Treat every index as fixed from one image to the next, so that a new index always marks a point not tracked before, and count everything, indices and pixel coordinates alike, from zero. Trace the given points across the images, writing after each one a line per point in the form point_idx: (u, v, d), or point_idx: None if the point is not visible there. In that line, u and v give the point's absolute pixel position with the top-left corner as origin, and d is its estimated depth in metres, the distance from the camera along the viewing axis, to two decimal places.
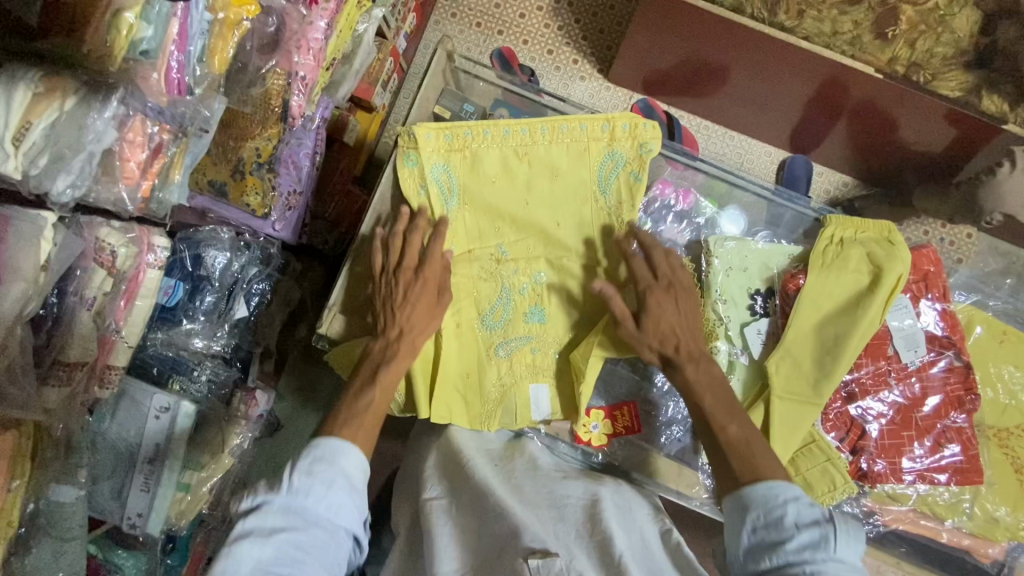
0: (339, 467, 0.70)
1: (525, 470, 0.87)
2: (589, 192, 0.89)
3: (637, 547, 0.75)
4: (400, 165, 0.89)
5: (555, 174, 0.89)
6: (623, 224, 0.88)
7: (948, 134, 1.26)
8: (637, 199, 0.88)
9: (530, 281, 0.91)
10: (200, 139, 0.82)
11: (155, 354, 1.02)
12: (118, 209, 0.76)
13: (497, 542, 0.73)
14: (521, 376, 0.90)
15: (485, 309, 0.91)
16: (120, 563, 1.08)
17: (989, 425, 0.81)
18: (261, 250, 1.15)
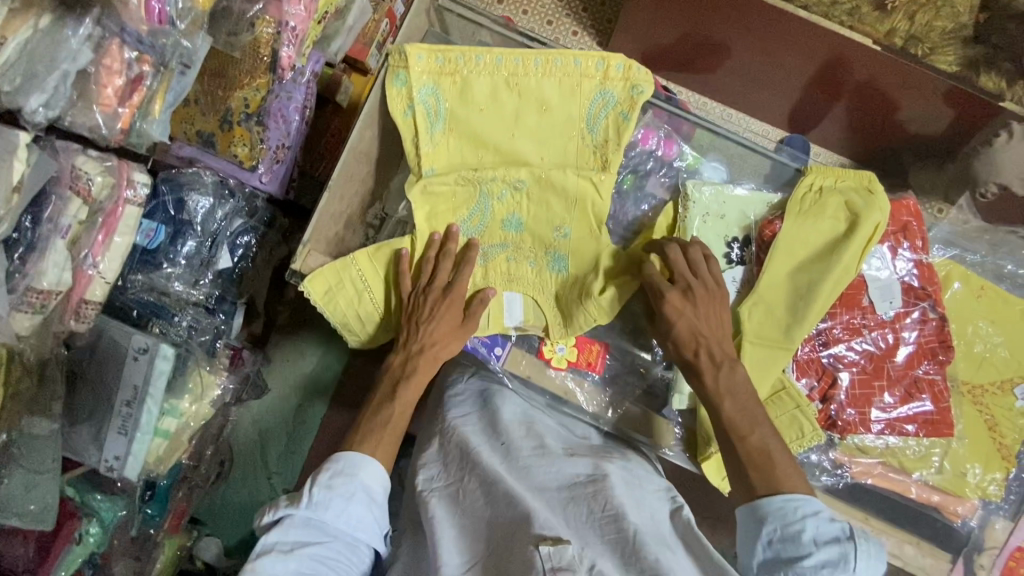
0: (358, 481, 0.77)
1: (531, 449, 0.89)
2: (577, 131, 0.86)
3: (647, 523, 0.78)
4: (389, 85, 0.86)
5: (544, 108, 0.85)
6: (609, 162, 0.86)
7: (949, 113, 1.23)
8: (625, 139, 0.85)
9: (511, 189, 0.88)
10: (183, 76, 0.81)
11: (136, 296, 1.02)
12: (95, 137, 0.76)
13: (509, 529, 0.77)
14: (495, 282, 0.89)
15: (462, 215, 0.89)
16: (96, 506, 1.11)
17: (963, 381, 0.82)
18: (247, 202, 1.15)
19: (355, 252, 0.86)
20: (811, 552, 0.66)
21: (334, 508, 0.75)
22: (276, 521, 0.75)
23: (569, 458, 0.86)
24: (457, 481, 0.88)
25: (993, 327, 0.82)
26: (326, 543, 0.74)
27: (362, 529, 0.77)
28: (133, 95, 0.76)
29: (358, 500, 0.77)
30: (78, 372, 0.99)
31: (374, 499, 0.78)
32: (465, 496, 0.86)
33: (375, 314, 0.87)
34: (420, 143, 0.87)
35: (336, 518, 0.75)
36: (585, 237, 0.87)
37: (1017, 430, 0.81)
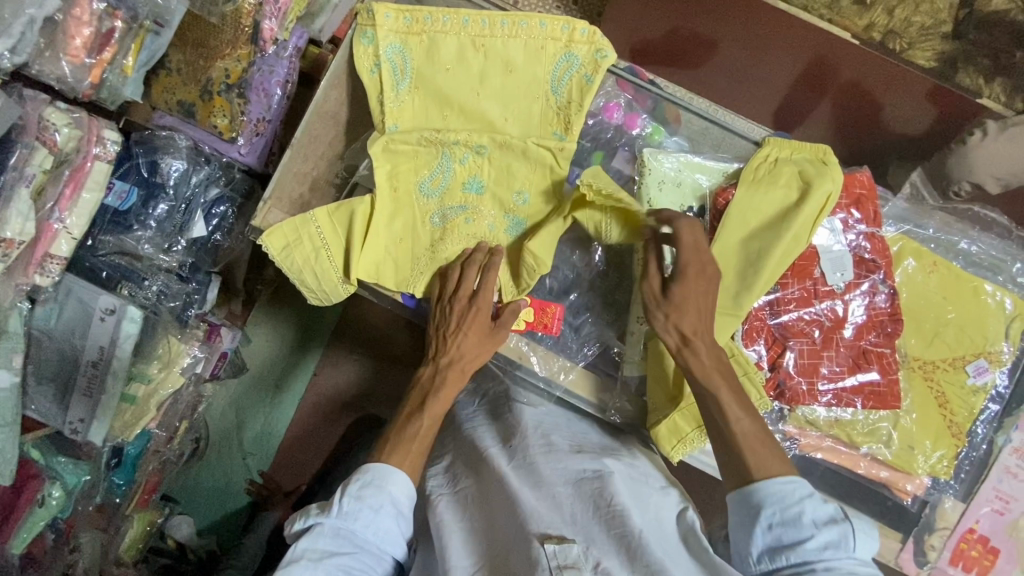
0: (387, 494, 0.75)
1: (539, 448, 0.88)
2: (541, 91, 0.89)
3: (652, 524, 0.74)
4: (355, 43, 0.89)
5: (509, 68, 0.88)
6: (571, 122, 0.89)
7: (931, 111, 1.21)
8: (587, 100, 0.88)
9: (471, 153, 0.91)
10: (157, 36, 0.83)
11: (106, 259, 1.03)
12: (63, 87, 0.77)
13: (512, 529, 0.74)
14: (452, 243, 0.90)
15: (423, 174, 0.91)
16: (60, 470, 1.10)
17: (913, 356, 0.85)
18: (223, 171, 1.15)
19: (313, 210, 0.86)
20: (813, 534, 0.65)
21: (365, 517, 0.74)
22: (305, 529, 0.74)
23: (576, 456, 0.85)
24: (466, 487, 0.88)
25: (947, 304, 0.85)
26: (354, 557, 0.72)
27: (391, 544, 0.75)
28: (103, 49, 0.78)
29: (387, 513, 0.75)
30: (42, 331, 0.99)
31: (404, 511, 0.76)
32: (473, 500, 0.84)
33: (331, 272, 0.87)
34: (385, 99, 0.89)
35: (365, 529, 0.73)
36: (541, 204, 0.91)
37: (967, 408, 0.84)
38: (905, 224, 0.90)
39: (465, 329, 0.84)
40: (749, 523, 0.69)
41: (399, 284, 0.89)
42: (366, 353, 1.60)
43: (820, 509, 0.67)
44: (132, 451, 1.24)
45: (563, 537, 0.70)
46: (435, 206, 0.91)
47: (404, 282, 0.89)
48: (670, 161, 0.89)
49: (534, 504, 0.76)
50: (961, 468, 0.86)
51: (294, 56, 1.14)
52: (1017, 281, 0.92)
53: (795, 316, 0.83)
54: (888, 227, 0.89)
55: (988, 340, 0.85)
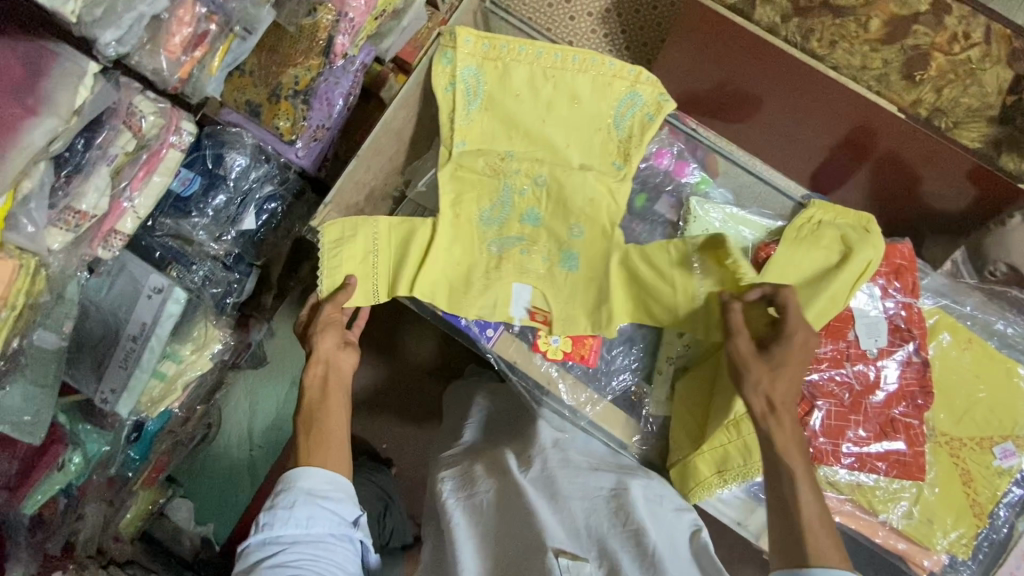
0: (299, 489, 0.76)
1: (556, 459, 0.90)
2: (603, 124, 0.96)
3: (667, 542, 0.77)
4: (436, 62, 0.93)
5: (576, 99, 0.94)
6: (630, 157, 0.96)
7: (973, 193, 1.22)
8: (648, 137, 0.94)
9: (531, 184, 0.96)
10: (243, 41, 0.89)
11: (161, 240, 1.10)
12: (156, 80, 0.83)
13: (524, 545, 0.77)
14: (506, 273, 0.95)
15: (484, 204, 0.97)
16: (83, 437, 1.14)
17: (941, 432, 0.85)
18: (280, 170, 1.20)
19: (377, 218, 0.93)
20: None
21: (284, 515, 0.74)
22: (244, 551, 0.75)
23: (595, 473, 0.86)
24: (481, 491, 0.89)
25: (979, 382, 0.85)
26: (288, 552, 0.72)
27: (327, 529, 0.75)
28: (196, 48, 0.84)
29: (301, 505, 0.74)
30: (94, 301, 1.03)
31: (321, 499, 0.76)
32: (486, 504, 0.87)
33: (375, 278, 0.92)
34: (456, 118, 0.95)
35: (288, 532, 0.73)
36: (597, 240, 0.94)
37: (993, 489, 0.84)
38: (943, 299, 0.91)
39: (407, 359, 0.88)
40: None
41: (451, 306, 0.93)
42: None
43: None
44: (150, 429, 1.27)
45: (577, 555, 0.75)
46: (494, 234, 0.96)
47: (456, 305, 0.93)
48: (717, 213, 0.93)
49: (548, 519, 0.78)
50: (979, 548, 0.85)
51: (359, 71, 1.20)
52: None
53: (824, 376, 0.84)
54: (927, 300, 0.91)
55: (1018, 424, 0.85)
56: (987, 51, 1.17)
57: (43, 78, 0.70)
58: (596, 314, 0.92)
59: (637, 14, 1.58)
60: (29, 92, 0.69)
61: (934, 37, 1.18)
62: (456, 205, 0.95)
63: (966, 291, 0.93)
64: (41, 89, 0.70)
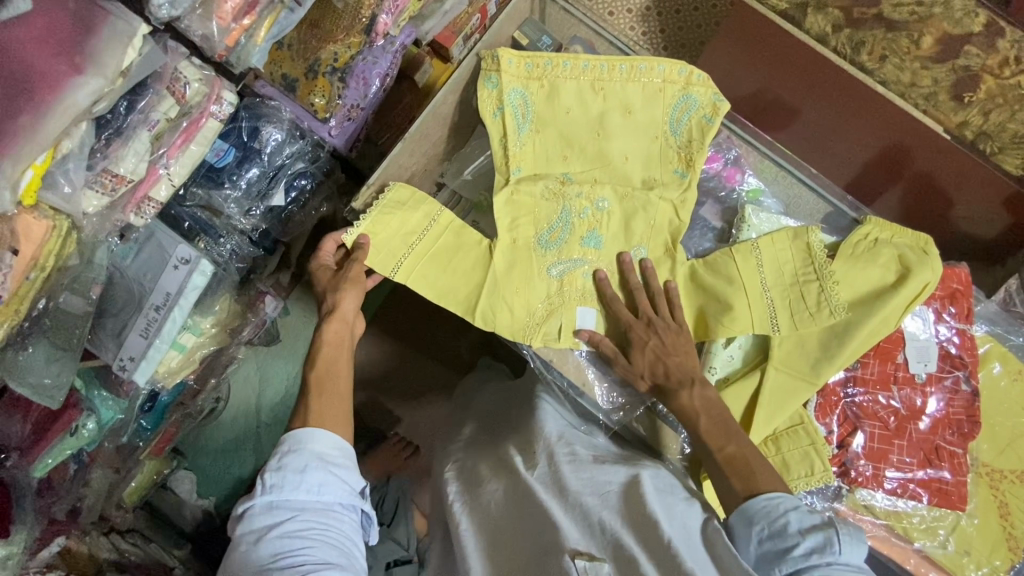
0: (309, 452, 0.70)
1: (563, 456, 0.87)
2: (660, 132, 0.90)
3: (681, 532, 0.71)
4: (480, 87, 0.89)
5: (628, 111, 0.90)
6: (690, 163, 0.90)
7: (1006, 219, 1.21)
8: (708, 140, 0.90)
9: (593, 206, 0.91)
10: (291, 13, 0.87)
11: (190, 211, 1.07)
12: (204, 46, 0.80)
13: (540, 546, 0.76)
14: (569, 297, 0.89)
15: (542, 228, 0.90)
16: (98, 403, 1.12)
17: (983, 462, 0.85)
18: (312, 148, 1.17)
19: (440, 209, 0.89)
20: (800, 541, 0.65)
21: (291, 480, 0.68)
22: (242, 515, 0.69)
23: (602, 466, 0.83)
24: (487, 491, 0.89)
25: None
26: (293, 523, 0.66)
27: (338, 496, 0.69)
28: (245, 16, 0.81)
29: (313, 469, 0.69)
30: (119, 267, 1.02)
31: (332, 465, 0.70)
32: (494, 504, 0.87)
33: (413, 271, 0.88)
34: (508, 145, 0.89)
35: (294, 500, 0.67)
36: (660, 257, 0.89)
37: None
38: (997, 326, 0.91)
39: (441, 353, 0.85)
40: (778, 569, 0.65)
41: (515, 334, 0.88)
42: None
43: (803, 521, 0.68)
44: (165, 399, 1.26)
45: (594, 556, 0.73)
46: (553, 258, 0.90)
47: (521, 334, 0.88)
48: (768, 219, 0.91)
49: (562, 520, 0.77)
50: None
51: (398, 52, 1.18)
52: None
53: (875, 398, 0.84)
54: (981, 328, 0.91)
55: None
56: None
57: (93, 35, 0.68)
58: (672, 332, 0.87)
59: (679, 15, 1.55)
60: (77, 48, 0.67)
61: (985, 59, 1.10)
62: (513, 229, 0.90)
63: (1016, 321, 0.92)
64: (90, 46, 0.68)
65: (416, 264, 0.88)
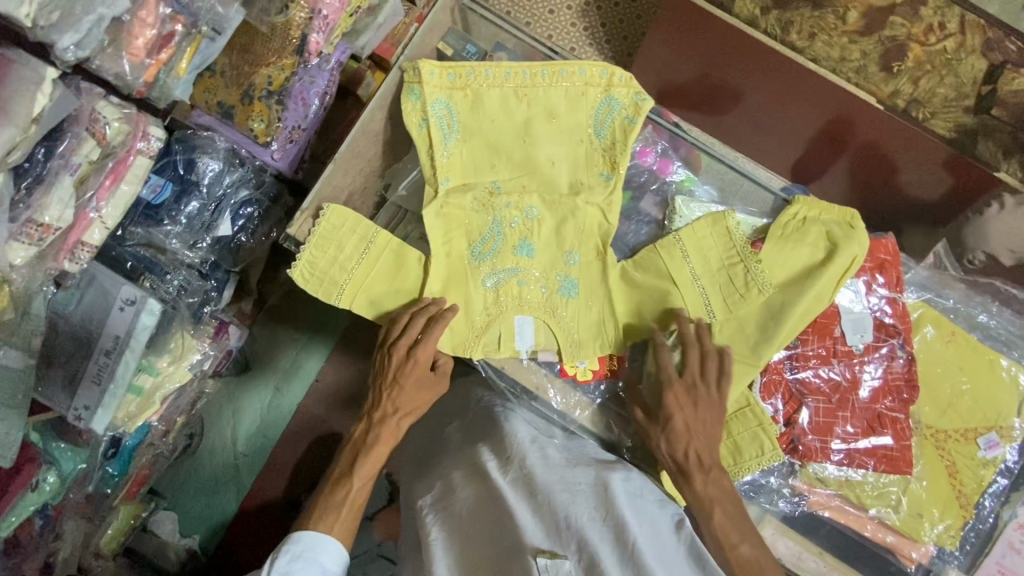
0: (319, 564, 0.75)
1: (536, 459, 0.85)
2: (584, 135, 0.90)
3: (650, 534, 0.73)
4: (403, 100, 0.90)
5: (551, 116, 0.89)
6: (613, 165, 0.89)
7: (948, 180, 1.23)
8: (631, 142, 0.89)
9: (521, 216, 0.90)
10: (212, 42, 0.86)
11: (133, 251, 1.04)
12: (120, 83, 0.79)
13: (506, 547, 0.74)
14: (507, 308, 0.88)
15: (474, 240, 0.90)
16: (58, 455, 1.10)
17: (926, 425, 0.86)
18: (254, 173, 1.16)
19: (377, 230, 0.87)
20: None
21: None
22: None
23: (575, 468, 0.82)
24: (458, 498, 0.87)
25: (962, 374, 0.86)
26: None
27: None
28: (162, 50, 0.80)
29: None
30: (62, 315, 1.00)
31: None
32: (464, 510, 0.85)
33: (347, 292, 0.86)
34: (435, 155, 0.89)
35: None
36: (592, 263, 0.89)
37: (978, 480, 0.85)
38: (927, 292, 0.91)
39: (401, 382, 0.84)
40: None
41: (457, 349, 0.88)
42: (373, 366, 1.59)
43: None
44: (129, 443, 1.23)
45: (555, 552, 0.71)
46: (487, 269, 0.89)
47: (462, 348, 0.87)
48: (699, 208, 0.91)
49: (527, 521, 0.75)
50: (966, 539, 0.86)
51: (334, 70, 1.17)
52: None
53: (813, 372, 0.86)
54: (911, 294, 0.90)
55: (1000, 414, 0.86)
56: (962, 41, 1.11)
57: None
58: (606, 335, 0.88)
59: (618, 8, 1.56)
60: None
61: (910, 27, 1.12)
62: (450, 240, 0.89)
63: (951, 284, 0.92)
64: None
65: (354, 284, 0.87)
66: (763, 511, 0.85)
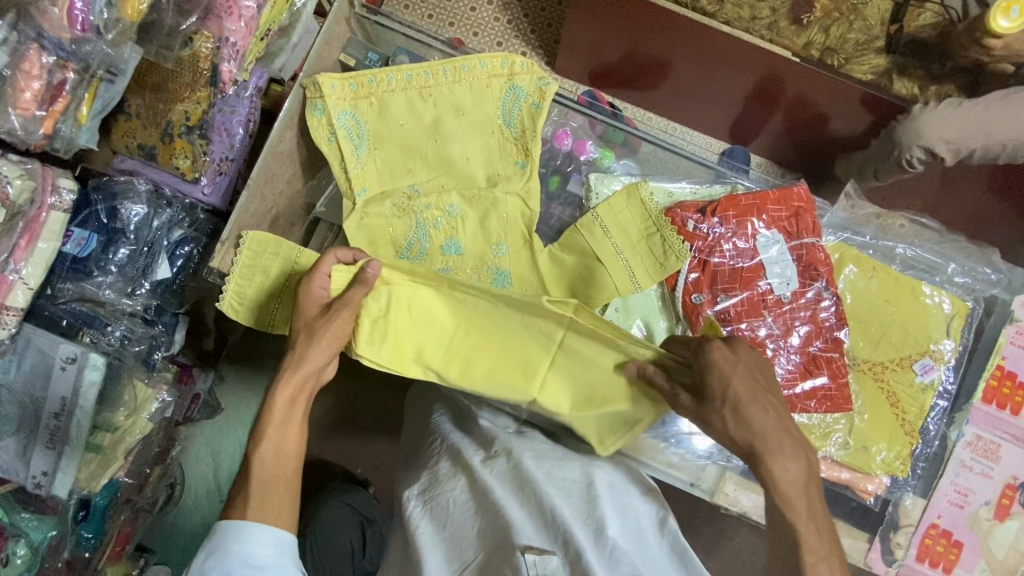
0: (230, 556, 0.67)
1: (526, 453, 0.88)
2: (494, 126, 0.90)
3: (631, 530, 0.77)
4: (308, 115, 0.90)
5: (459, 111, 0.89)
6: (526, 152, 0.89)
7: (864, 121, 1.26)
8: (540, 127, 0.89)
9: (444, 215, 0.90)
10: (111, 84, 0.84)
11: (66, 307, 1.01)
12: (14, 140, 0.79)
13: (495, 542, 0.74)
14: None
15: (401, 245, 0.89)
16: (26, 526, 1.10)
17: (861, 358, 0.88)
18: (186, 212, 1.12)
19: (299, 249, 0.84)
20: None
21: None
22: None
23: (562, 464, 0.85)
24: (446, 490, 0.87)
25: (888, 306, 0.88)
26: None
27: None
28: (55, 101, 0.79)
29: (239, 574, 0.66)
30: (3, 383, 0.97)
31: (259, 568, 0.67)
32: (453, 504, 0.84)
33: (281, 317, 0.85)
34: (347, 166, 0.89)
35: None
36: (521, 251, 0.89)
37: (919, 405, 0.86)
38: (844, 232, 0.93)
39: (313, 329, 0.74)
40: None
41: None
42: None
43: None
44: (100, 502, 1.17)
45: (544, 548, 0.71)
46: None
47: None
48: (617, 185, 0.91)
49: (517, 515, 0.76)
50: (917, 465, 0.88)
51: (254, 95, 1.14)
52: (956, 281, 0.93)
53: (743, 327, 0.85)
54: (830, 236, 0.92)
55: (930, 339, 0.87)
56: None
57: None
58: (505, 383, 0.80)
59: None
60: None
61: None
62: (380, 251, 0.88)
63: (863, 220, 0.95)
64: None
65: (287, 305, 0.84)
66: (721, 470, 0.90)
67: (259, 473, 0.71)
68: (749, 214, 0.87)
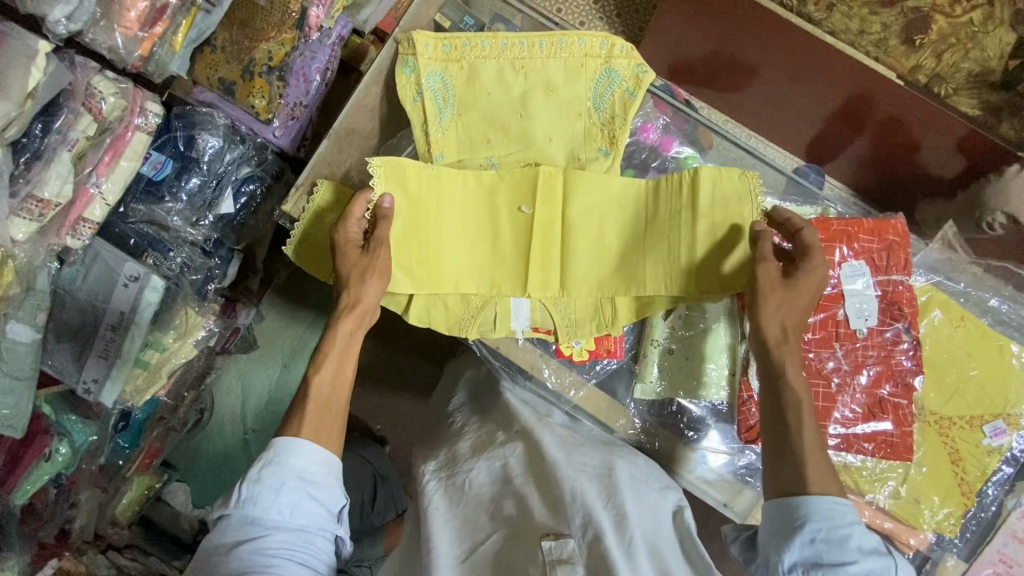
0: (288, 468, 0.70)
1: (554, 437, 0.84)
2: (583, 107, 0.88)
3: (650, 529, 0.72)
4: (399, 72, 0.89)
5: (550, 88, 0.88)
6: (612, 139, 0.88)
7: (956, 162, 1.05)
8: (631, 115, 0.87)
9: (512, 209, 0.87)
10: (208, 15, 0.85)
11: (134, 227, 1.05)
12: (115, 58, 0.80)
13: (510, 527, 0.72)
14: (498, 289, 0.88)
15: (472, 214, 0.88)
16: (70, 428, 1.11)
17: (930, 410, 0.84)
18: (256, 151, 1.14)
19: None
20: (857, 559, 0.64)
21: (263, 505, 0.68)
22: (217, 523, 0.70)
23: (581, 449, 0.82)
24: (463, 471, 0.84)
25: (969, 360, 0.84)
26: (268, 536, 0.67)
27: (312, 517, 0.70)
28: (156, 23, 0.81)
29: (291, 488, 0.69)
30: (68, 290, 1.01)
31: (309, 483, 0.70)
32: (471, 487, 0.81)
33: None
34: (428, 129, 0.89)
35: (270, 511, 0.68)
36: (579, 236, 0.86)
37: (980, 467, 0.83)
38: (937, 275, 0.88)
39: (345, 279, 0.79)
40: (785, 534, 0.67)
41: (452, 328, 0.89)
42: None
43: (865, 536, 0.66)
44: (139, 415, 1.23)
45: (561, 531, 0.67)
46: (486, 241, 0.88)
47: (457, 326, 0.89)
48: None
49: (538, 502, 0.73)
50: (967, 526, 0.85)
51: (336, 45, 1.11)
52: None
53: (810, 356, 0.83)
54: (920, 276, 0.87)
55: (1008, 402, 0.83)
56: (990, 12, 1.05)
57: None
58: (602, 313, 0.87)
59: None
60: None
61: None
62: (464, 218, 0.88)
63: (962, 266, 0.89)
64: None
65: None
66: (757, 496, 0.88)
67: (318, 396, 0.76)
68: (838, 241, 0.83)
